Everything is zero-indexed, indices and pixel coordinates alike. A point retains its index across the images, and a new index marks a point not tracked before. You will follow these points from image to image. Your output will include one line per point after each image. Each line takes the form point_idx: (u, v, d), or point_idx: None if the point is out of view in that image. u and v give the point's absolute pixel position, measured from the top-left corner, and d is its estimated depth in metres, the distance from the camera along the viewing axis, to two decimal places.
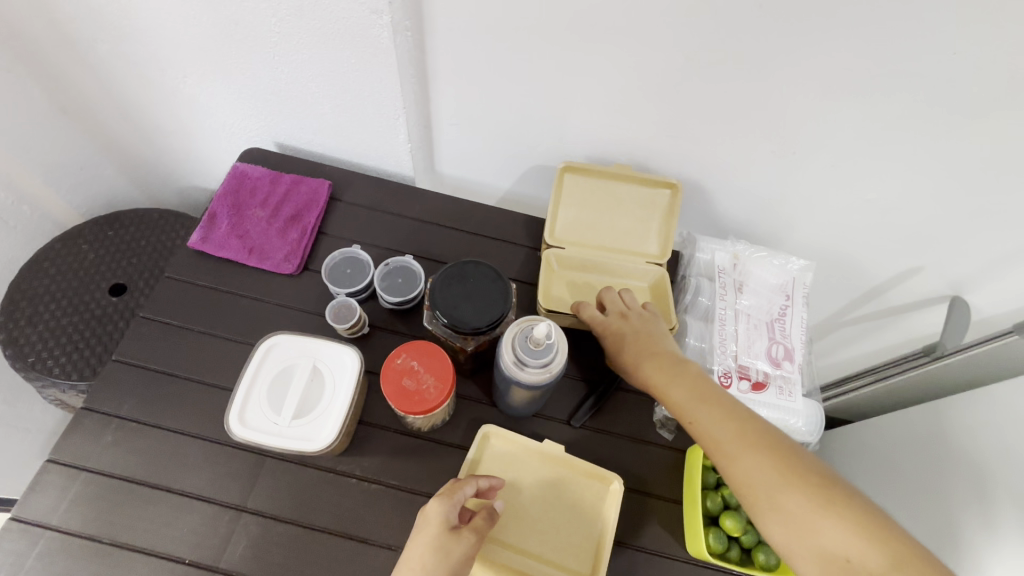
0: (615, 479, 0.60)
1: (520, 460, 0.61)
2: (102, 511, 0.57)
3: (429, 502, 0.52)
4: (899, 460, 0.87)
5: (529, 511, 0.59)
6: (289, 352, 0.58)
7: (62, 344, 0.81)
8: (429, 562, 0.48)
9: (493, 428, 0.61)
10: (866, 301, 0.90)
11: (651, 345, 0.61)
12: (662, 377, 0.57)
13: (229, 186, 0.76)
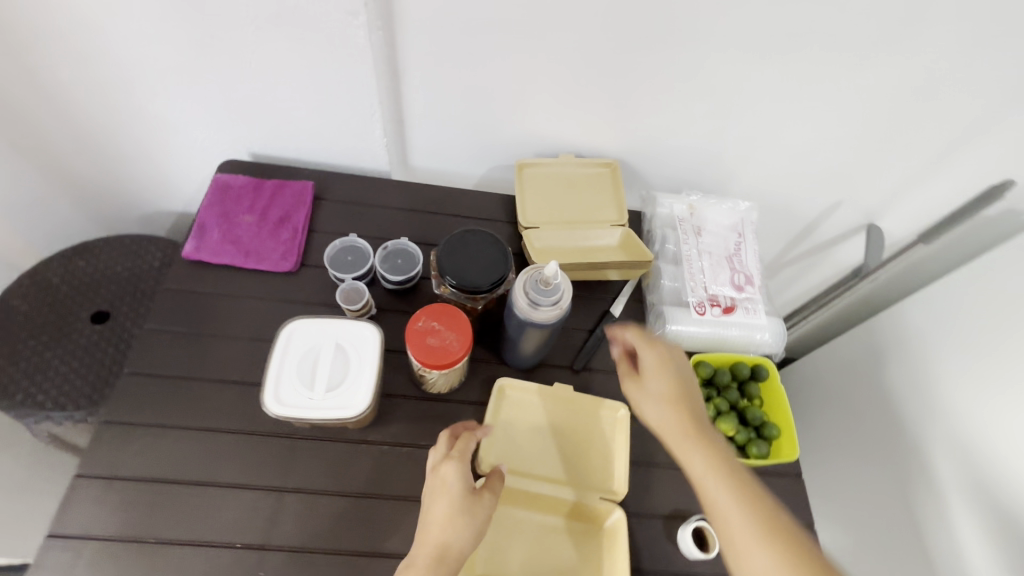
0: (621, 407, 0.67)
1: (535, 404, 0.67)
2: (143, 514, 0.58)
3: (445, 468, 0.54)
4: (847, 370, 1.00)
5: (551, 447, 0.65)
6: (310, 332, 0.61)
7: (49, 377, 0.79)
8: (455, 520, 0.52)
9: (508, 380, 0.67)
10: (802, 239, 1.04)
11: (673, 405, 0.55)
12: (687, 441, 0.53)
13: (214, 197, 0.78)
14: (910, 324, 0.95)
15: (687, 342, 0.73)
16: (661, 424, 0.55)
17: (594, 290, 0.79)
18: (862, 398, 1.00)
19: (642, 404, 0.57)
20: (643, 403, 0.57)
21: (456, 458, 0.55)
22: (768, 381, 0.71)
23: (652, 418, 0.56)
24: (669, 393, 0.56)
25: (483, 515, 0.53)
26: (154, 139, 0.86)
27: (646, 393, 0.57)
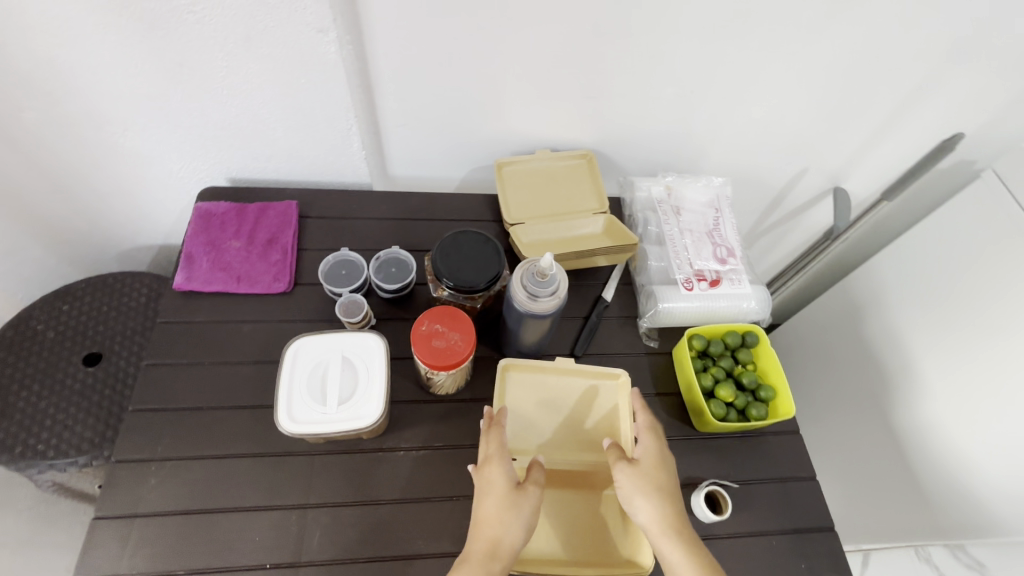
0: (622, 373, 0.68)
1: (539, 380, 0.68)
2: (169, 547, 0.58)
3: (488, 468, 0.56)
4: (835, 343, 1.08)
5: (563, 422, 0.66)
6: (315, 348, 0.62)
7: (48, 425, 0.78)
8: (504, 514, 0.54)
9: (510, 362, 0.67)
10: (774, 207, 1.08)
11: (669, 500, 0.57)
12: (659, 529, 0.56)
13: (198, 226, 0.78)
14: (883, 278, 1.00)
15: (679, 317, 0.75)
16: (649, 522, 0.56)
17: (584, 277, 0.81)
18: (843, 353, 1.06)
19: (630, 494, 0.58)
20: (632, 495, 0.57)
21: (497, 458, 0.57)
22: (758, 347, 0.74)
23: (640, 509, 0.57)
24: (665, 489, 0.58)
25: (527, 506, 0.55)
26: (128, 173, 0.85)
27: (639, 484, 0.58)
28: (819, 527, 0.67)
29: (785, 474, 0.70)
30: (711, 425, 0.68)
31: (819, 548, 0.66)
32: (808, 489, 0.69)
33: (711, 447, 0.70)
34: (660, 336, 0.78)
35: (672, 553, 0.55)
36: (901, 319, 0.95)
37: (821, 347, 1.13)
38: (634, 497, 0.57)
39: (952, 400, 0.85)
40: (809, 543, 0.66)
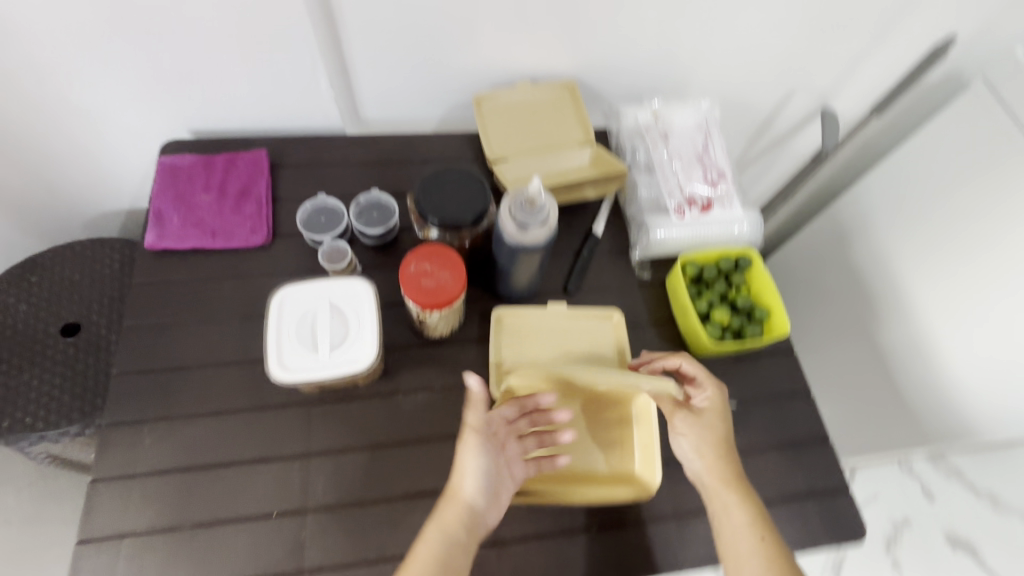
0: (615, 312, 0.69)
1: (529, 324, 0.68)
2: (173, 504, 0.57)
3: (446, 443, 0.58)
4: (823, 269, 1.09)
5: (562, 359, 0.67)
6: (301, 296, 0.60)
7: (33, 397, 0.76)
8: (463, 474, 0.56)
9: (503, 311, 0.68)
10: (762, 133, 1.06)
11: (722, 453, 0.61)
12: (714, 479, 0.60)
13: (164, 181, 0.73)
14: (871, 198, 0.99)
15: (672, 245, 0.74)
16: (703, 470, 0.61)
17: (573, 212, 0.79)
18: (831, 277, 1.06)
19: (689, 441, 0.62)
20: (691, 442, 0.62)
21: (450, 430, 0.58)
22: (751, 270, 0.73)
23: (697, 457, 0.62)
24: (720, 443, 0.61)
25: (470, 464, 0.56)
26: (79, 131, 0.79)
27: (696, 430, 0.62)
28: (814, 439, 0.69)
29: (780, 392, 0.71)
30: (707, 349, 0.68)
31: (814, 459, 0.68)
32: (803, 405, 0.70)
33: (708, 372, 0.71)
34: (653, 267, 0.77)
35: (729, 499, 0.58)
36: (892, 237, 0.94)
37: (809, 272, 1.13)
38: (689, 442, 0.62)
39: (950, 315, 0.85)
40: (804, 455, 0.68)
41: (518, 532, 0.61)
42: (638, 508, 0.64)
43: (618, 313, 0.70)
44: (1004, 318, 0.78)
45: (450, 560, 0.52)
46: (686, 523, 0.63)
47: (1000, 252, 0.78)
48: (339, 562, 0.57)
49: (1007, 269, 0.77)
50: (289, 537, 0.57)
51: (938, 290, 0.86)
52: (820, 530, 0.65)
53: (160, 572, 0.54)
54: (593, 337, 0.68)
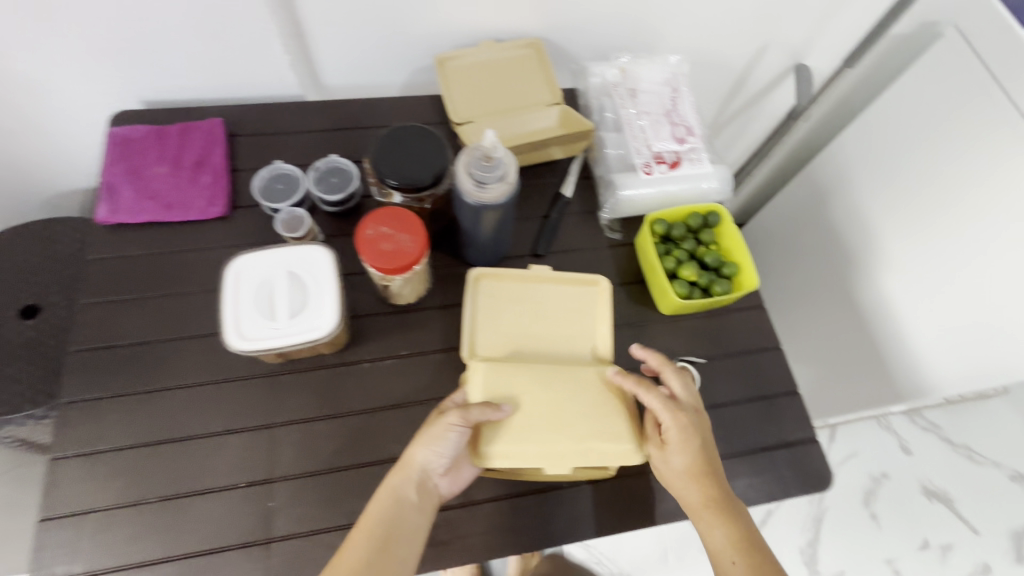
0: (604, 279, 0.66)
1: (510, 290, 0.65)
2: (137, 479, 0.56)
3: (409, 447, 0.55)
4: (797, 231, 1.09)
5: (540, 331, 0.64)
6: (257, 264, 0.58)
7: None
8: (436, 444, 0.55)
9: (482, 272, 0.65)
10: (737, 92, 1.04)
11: (705, 481, 0.57)
12: (696, 510, 0.57)
13: (114, 153, 0.70)
14: (846, 154, 0.95)
15: (639, 206, 0.74)
16: (685, 496, 0.58)
17: (541, 174, 0.78)
18: (806, 238, 1.06)
19: (675, 465, 0.58)
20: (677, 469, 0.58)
21: (417, 436, 0.56)
22: (721, 227, 0.73)
23: (678, 484, 0.58)
24: (700, 471, 0.57)
25: (423, 458, 0.54)
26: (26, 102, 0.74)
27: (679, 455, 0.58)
28: (784, 392, 0.69)
29: (751, 346, 0.71)
30: (676, 306, 0.68)
31: (784, 411, 0.68)
32: (774, 358, 0.71)
33: (678, 330, 0.71)
34: (623, 228, 0.76)
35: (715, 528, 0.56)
36: (864, 200, 0.92)
37: (787, 235, 1.12)
38: (667, 471, 0.59)
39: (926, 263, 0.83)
40: (774, 407, 0.68)
41: (489, 493, 0.62)
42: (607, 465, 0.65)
43: (605, 284, 0.67)
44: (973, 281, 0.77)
45: (401, 518, 0.53)
46: (652, 476, 0.65)
47: (966, 214, 0.76)
48: (308, 529, 0.56)
49: (974, 232, 0.76)
50: (257, 507, 0.57)
51: (909, 255, 0.85)
52: (789, 479, 0.65)
53: (126, 546, 0.54)
54: (579, 309, 0.65)
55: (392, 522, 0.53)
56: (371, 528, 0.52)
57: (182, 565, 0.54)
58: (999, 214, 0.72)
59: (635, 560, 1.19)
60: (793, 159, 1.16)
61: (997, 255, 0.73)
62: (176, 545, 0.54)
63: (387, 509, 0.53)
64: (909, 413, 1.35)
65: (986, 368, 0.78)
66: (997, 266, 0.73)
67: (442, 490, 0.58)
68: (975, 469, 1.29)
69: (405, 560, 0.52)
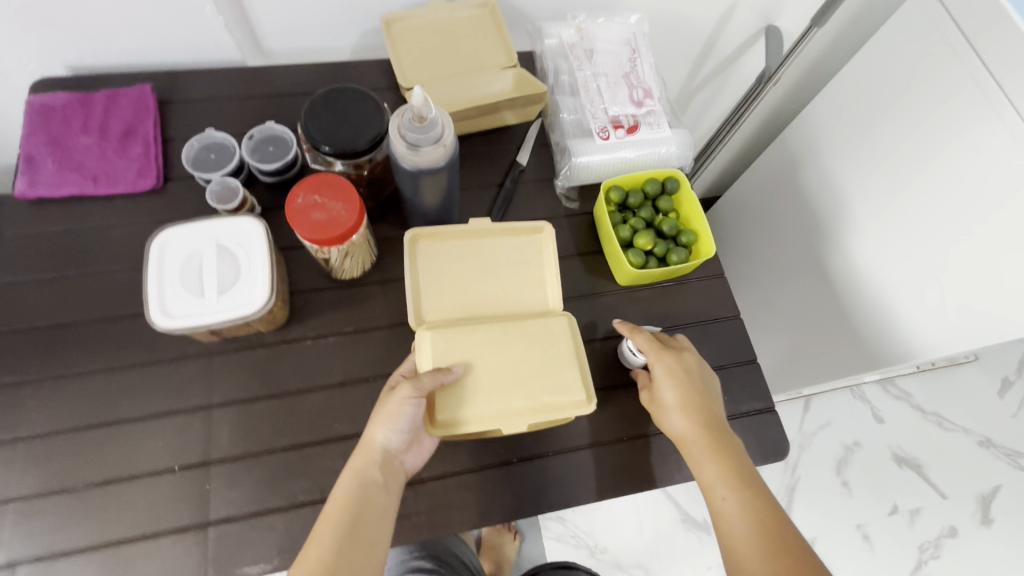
0: (547, 226, 0.64)
1: (452, 249, 0.62)
2: (63, 465, 0.54)
3: (367, 427, 0.53)
4: (767, 201, 1.07)
5: (487, 288, 0.61)
6: (182, 238, 0.55)
7: None
8: (392, 422, 0.52)
9: (419, 231, 0.61)
10: (706, 57, 1.00)
11: (701, 412, 0.57)
12: (690, 444, 0.56)
13: (33, 122, 0.65)
14: (819, 122, 0.92)
15: (596, 172, 0.70)
16: (681, 430, 0.57)
17: (495, 142, 0.74)
18: (776, 207, 1.04)
19: (669, 409, 0.58)
20: (671, 411, 0.58)
21: (375, 415, 0.53)
22: (680, 194, 0.71)
23: (674, 418, 0.58)
24: (696, 401, 0.57)
25: (384, 436, 0.52)
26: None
27: (674, 399, 0.58)
28: (742, 361, 0.68)
29: (709, 316, 0.69)
30: (631, 275, 0.66)
31: (741, 381, 0.67)
32: (732, 328, 0.69)
33: (635, 302, 0.69)
34: (580, 197, 0.73)
35: (710, 471, 0.54)
36: (837, 165, 0.89)
37: (760, 206, 1.09)
38: (664, 406, 0.58)
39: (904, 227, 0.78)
40: (731, 377, 0.67)
41: (435, 471, 0.60)
42: (557, 441, 0.62)
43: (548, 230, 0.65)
44: (934, 249, 0.74)
45: (367, 502, 0.51)
46: (605, 451, 0.63)
47: (933, 178, 0.73)
48: (246, 512, 0.55)
49: (939, 196, 0.72)
50: (193, 490, 0.54)
51: (879, 219, 0.82)
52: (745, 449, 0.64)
53: (54, 533, 0.52)
54: (526, 261, 0.63)
55: (358, 508, 0.50)
56: (338, 515, 0.50)
57: (114, 551, 0.52)
58: (966, 178, 0.69)
59: (609, 532, 1.19)
60: (765, 127, 1.12)
61: (962, 220, 0.70)
62: (107, 532, 0.52)
63: (351, 494, 0.51)
64: (881, 382, 1.36)
65: (941, 340, 0.75)
66: (961, 231, 0.70)
67: (408, 466, 0.56)
68: (945, 435, 1.32)
69: (379, 542, 0.50)
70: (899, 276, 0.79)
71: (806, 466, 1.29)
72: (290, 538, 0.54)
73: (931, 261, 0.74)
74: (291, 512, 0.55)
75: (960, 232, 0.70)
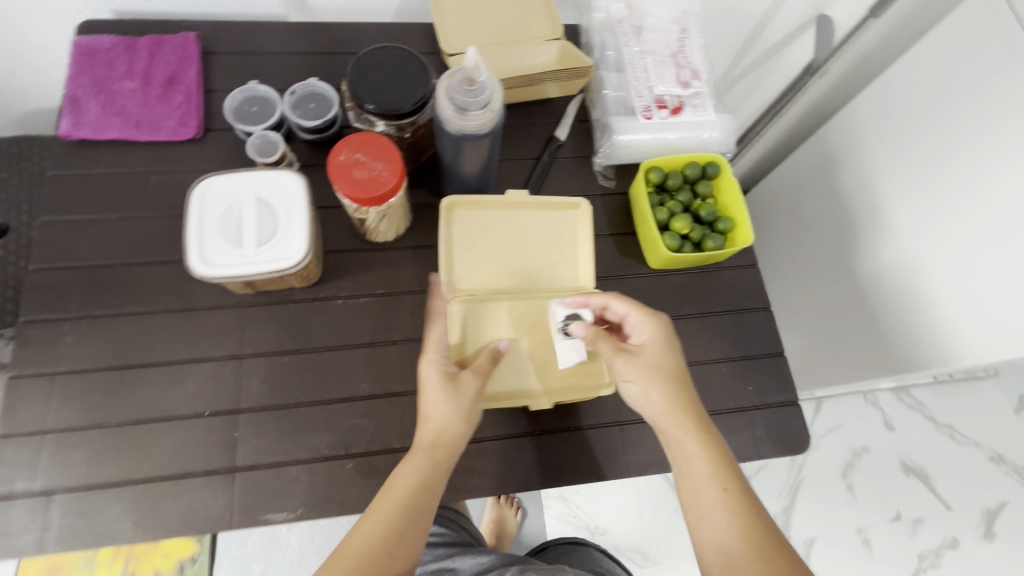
0: (585, 202, 0.63)
1: (486, 218, 0.62)
2: (99, 401, 0.55)
3: (439, 413, 0.51)
4: (798, 198, 1.04)
5: (521, 263, 0.62)
6: (223, 189, 0.55)
7: None
8: (468, 407, 0.52)
9: (456, 198, 0.60)
10: (751, 44, 0.97)
11: (676, 388, 0.52)
12: (667, 427, 0.51)
13: (79, 64, 0.65)
14: (861, 119, 0.88)
15: (636, 152, 0.69)
16: (653, 409, 0.52)
17: (534, 114, 0.73)
18: (807, 204, 1.01)
19: (636, 386, 0.52)
20: (639, 384, 0.52)
21: (449, 398, 0.52)
22: (719, 178, 0.69)
23: (648, 403, 0.52)
24: (671, 375, 0.52)
25: (466, 418, 0.52)
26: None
27: (642, 372, 0.52)
28: (769, 352, 0.67)
29: (739, 306, 0.69)
30: (665, 258, 0.65)
31: (768, 372, 0.66)
32: (761, 319, 0.68)
33: (664, 285, 0.68)
34: (617, 177, 0.72)
35: (688, 446, 0.50)
36: (875, 168, 0.86)
37: (790, 203, 1.07)
38: (635, 389, 0.52)
39: (945, 235, 0.75)
40: (757, 367, 0.66)
41: None
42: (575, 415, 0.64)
43: (586, 208, 0.64)
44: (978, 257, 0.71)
45: (432, 486, 0.50)
46: (626, 430, 0.63)
47: (981, 188, 0.71)
48: (272, 461, 0.56)
49: (987, 204, 0.70)
50: (221, 435, 0.56)
51: (918, 224, 0.79)
52: (764, 440, 0.64)
53: (88, 466, 0.53)
54: (561, 236, 0.63)
55: (429, 490, 0.50)
56: (406, 496, 0.49)
57: (142, 489, 0.53)
58: (1014, 187, 0.67)
59: (610, 515, 1.20)
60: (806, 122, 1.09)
61: (1003, 234, 0.68)
62: (137, 468, 0.54)
63: (423, 477, 0.50)
64: (895, 390, 1.35)
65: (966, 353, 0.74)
66: (997, 247, 0.69)
67: None
68: (954, 448, 1.31)
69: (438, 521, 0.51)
70: (931, 286, 0.77)
71: (812, 467, 1.29)
72: (313, 490, 0.55)
73: (973, 269, 0.72)
74: (315, 465, 0.56)
75: (1003, 241, 0.68)
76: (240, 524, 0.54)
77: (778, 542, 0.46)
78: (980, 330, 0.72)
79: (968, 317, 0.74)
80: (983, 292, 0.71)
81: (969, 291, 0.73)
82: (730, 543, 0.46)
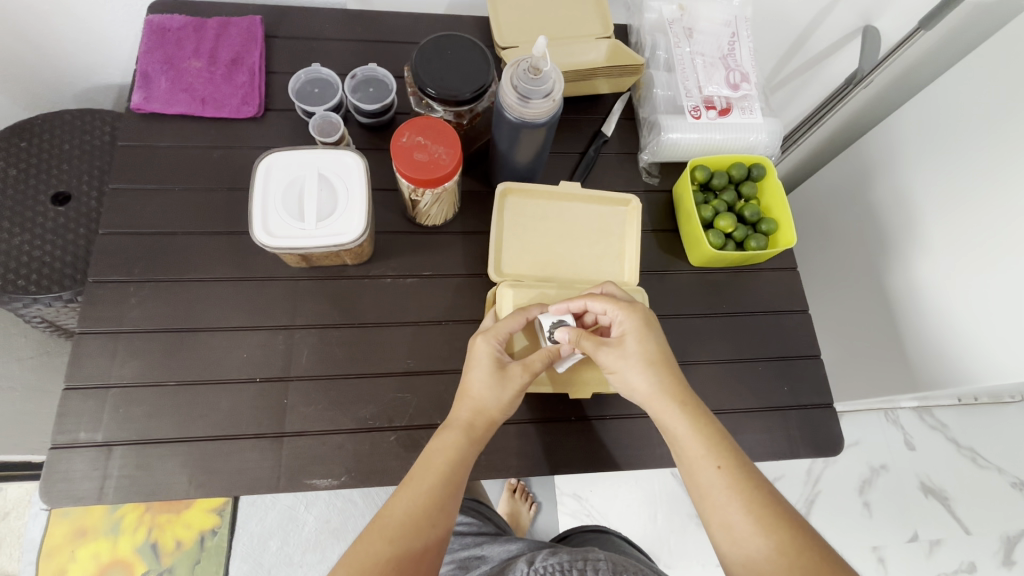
0: (636, 200, 0.65)
1: (538, 207, 0.64)
2: (158, 361, 0.58)
3: (486, 399, 0.53)
4: (825, 210, 1.03)
5: (568, 253, 0.63)
6: (287, 165, 0.57)
7: (11, 255, 0.71)
8: (512, 400, 0.54)
9: (511, 184, 0.63)
10: (795, 53, 0.97)
11: (663, 371, 0.52)
12: (658, 410, 0.52)
13: (150, 41, 0.68)
14: (901, 132, 0.87)
15: (682, 151, 0.70)
16: (643, 393, 0.52)
17: (582, 109, 0.75)
18: (834, 215, 1.01)
19: (623, 374, 0.53)
20: (629, 371, 0.52)
21: (494, 386, 0.53)
22: (764, 181, 0.70)
23: (638, 390, 0.53)
24: (658, 358, 0.53)
25: (507, 407, 0.54)
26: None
27: (626, 361, 0.52)
28: (805, 355, 0.68)
29: (777, 307, 0.69)
30: (708, 255, 0.66)
31: (804, 373, 0.67)
32: (798, 321, 0.69)
33: (704, 283, 0.69)
34: (661, 174, 0.73)
35: (679, 427, 0.50)
36: (909, 184, 0.85)
37: (816, 213, 1.06)
38: (624, 376, 0.53)
39: (980, 250, 0.74)
40: (793, 369, 0.67)
41: None
42: (587, 408, 0.65)
43: (634, 206, 0.66)
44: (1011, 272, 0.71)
45: (466, 464, 0.51)
46: None
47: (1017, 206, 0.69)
48: (319, 429, 0.58)
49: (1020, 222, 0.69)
50: (271, 401, 0.58)
51: (952, 240, 0.78)
52: (797, 440, 0.65)
53: (147, 421, 0.56)
54: (610, 231, 0.65)
55: (464, 468, 0.51)
56: (440, 474, 0.50)
57: (195, 447, 0.55)
58: None
59: (623, 516, 1.20)
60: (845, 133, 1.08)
61: None
62: (192, 427, 0.56)
63: (460, 456, 0.51)
64: (918, 409, 1.33)
65: (996, 368, 0.74)
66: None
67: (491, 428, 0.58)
68: (975, 472, 1.29)
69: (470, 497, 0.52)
70: (966, 301, 0.77)
71: (829, 481, 1.28)
72: (357, 459, 0.57)
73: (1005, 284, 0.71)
74: (360, 435, 0.58)
75: None
76: (286, 487, 0.56)
77: (781, 511, 0.46)
78: (1002, 345, 0.73)
79: (997, 329, 0.73)
80: (1012, 312, 0.71)
81: (998, 308, 0.73)
82: (734, 519, 0.46)
